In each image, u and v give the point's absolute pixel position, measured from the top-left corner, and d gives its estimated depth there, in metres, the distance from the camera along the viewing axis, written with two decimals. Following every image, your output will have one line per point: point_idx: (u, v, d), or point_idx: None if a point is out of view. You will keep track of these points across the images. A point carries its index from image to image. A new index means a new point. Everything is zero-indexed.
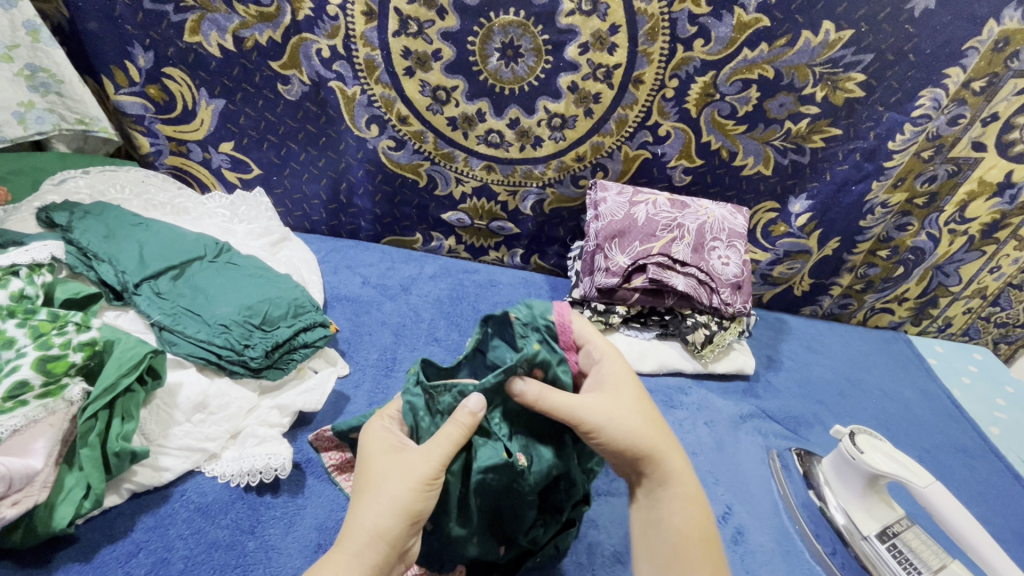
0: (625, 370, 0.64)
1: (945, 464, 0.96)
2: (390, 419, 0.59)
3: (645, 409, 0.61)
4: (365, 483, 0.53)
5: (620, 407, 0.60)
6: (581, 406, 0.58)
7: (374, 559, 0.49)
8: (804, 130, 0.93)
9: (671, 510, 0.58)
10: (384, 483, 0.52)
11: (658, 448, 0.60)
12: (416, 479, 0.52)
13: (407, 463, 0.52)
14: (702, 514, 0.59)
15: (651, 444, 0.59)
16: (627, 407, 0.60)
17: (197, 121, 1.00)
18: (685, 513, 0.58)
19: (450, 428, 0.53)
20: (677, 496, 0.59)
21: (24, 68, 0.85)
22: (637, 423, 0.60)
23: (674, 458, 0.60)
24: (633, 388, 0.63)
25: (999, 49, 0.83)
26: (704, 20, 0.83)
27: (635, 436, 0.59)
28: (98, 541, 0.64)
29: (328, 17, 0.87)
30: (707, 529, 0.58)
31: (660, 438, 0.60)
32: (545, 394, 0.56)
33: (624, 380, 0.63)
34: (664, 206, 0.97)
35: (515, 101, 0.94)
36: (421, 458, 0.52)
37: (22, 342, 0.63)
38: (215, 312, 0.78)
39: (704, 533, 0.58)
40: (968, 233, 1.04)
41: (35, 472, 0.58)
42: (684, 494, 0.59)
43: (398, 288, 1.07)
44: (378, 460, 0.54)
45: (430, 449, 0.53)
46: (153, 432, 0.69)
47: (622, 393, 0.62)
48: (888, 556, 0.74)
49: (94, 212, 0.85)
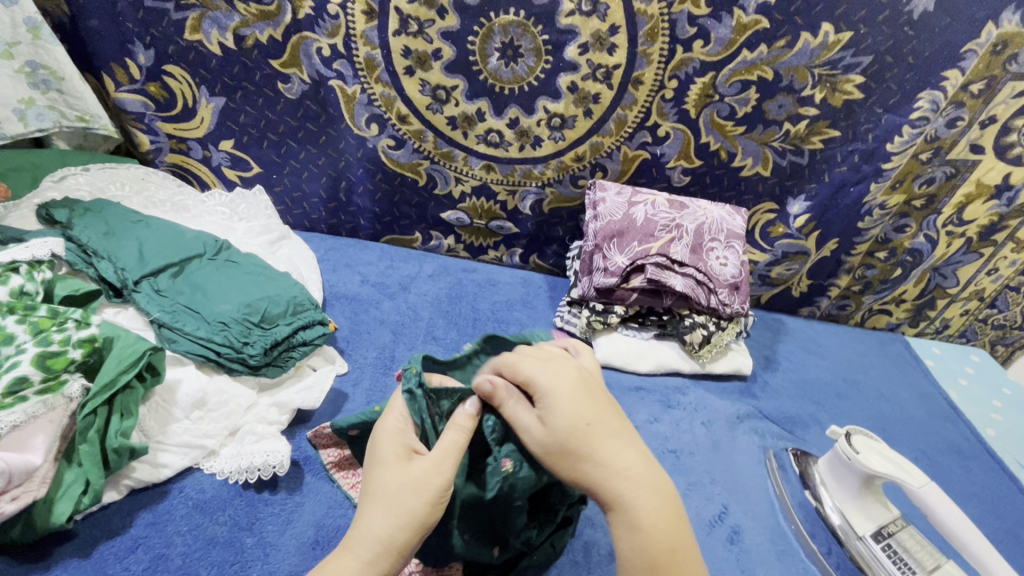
0: (554, 386, 0.56)
1: (941, 465, 0.96)
2: (401, 417, 0.59)
3: (574, 428, 0.54)
4: (376, 488, 0.53)
5: (546, 434, 0.54)
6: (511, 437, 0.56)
7: (384, 568, 0.50)
8: (803, 132, 0.93)
9: (617, 538, 0.52)
10: (397, 492, 0.52)
11: (594, 475, 0.53)
12: (429, 490, 0.52)
13: (420, 473, 0.53)
14: (655, 544, 0.50)
15: (582, 466, 0.53)
16: (554, 433, 0.54)
17: (197, 119, 1.00)
18: (629, 541, 0.51)
19: (457, 436, 0.56)
20: (625, 524, 0.51)
21: (25, 65, 0.85)
22: (564, 450, 0.53)
23: (618, 475, 0.53)
24: (561, 405, 0.55)
25: (997, 52, 0.83)
26: (704, 21, 0.83)
27: (563, 465, 0.53)
28: (96, 537, 0.64)
29: (329, 16, 0.87)
30: (659, 560, 0.50)
31: (594, 460, 0.53)
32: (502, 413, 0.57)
33: (549, 400, 0.55)
34: (663, 207, 0.97)
35: (514, 101, 0.94)
36: (435, 468, 0.53)
37: (21, 338, 0.63)
38: (215, 309, 0.79)
39: (653, 566, 0.49)
40: (965, 235, 1.05)
41: (35, 468, 0.58)
42: (632, 524, 0.51)
43: (396, 287, 1.07)
44: (389, 466, 0.54)
45: (442, 459, 0.54)
46: (152, 428, 0.70)
47: (548, 417, 0.55)
48: (883, 556, 0.74)
49: (94, 209, 0.85)
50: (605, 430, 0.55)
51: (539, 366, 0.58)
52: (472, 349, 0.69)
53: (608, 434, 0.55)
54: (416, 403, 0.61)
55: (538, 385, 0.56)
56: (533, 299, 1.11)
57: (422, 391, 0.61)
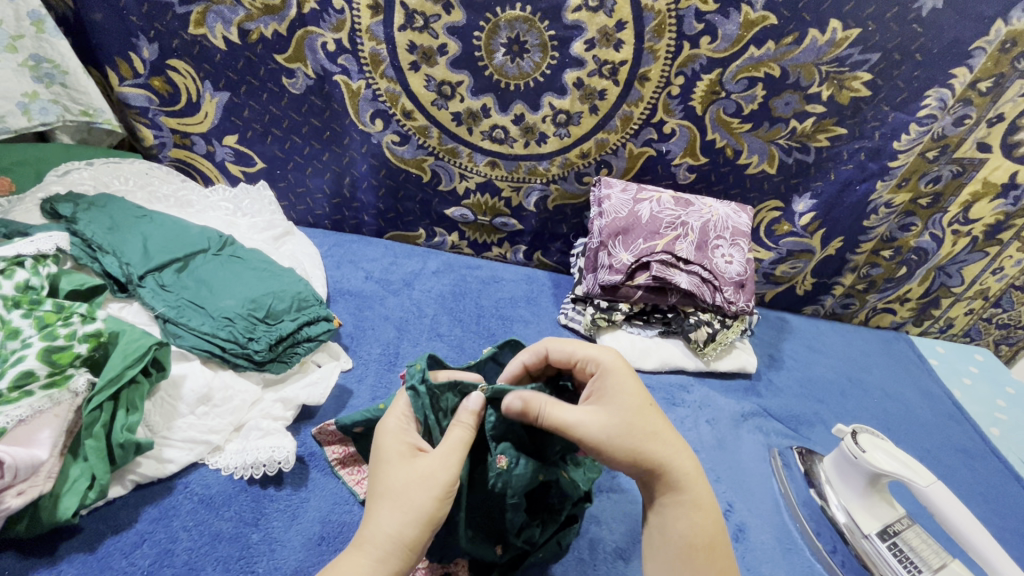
0: (618, 368, 0.62)
1: (945, 464, 0.96)
2: (403, 416, 0.60)
3: (641, 409, 0.59)
4: (385, 486, 0.53)
5: (617, 417, 0.58)
6: (574, 420, 0.57)
7: (396, 566, 0.50)
8: (809, 129, 0.93)
9: (677, 516, 0.57)
10: (405, 489, 0.52)
11: (662, 455, 0.57)
12: (437, 485, 0.52)
13: (428, 469, 0.53)
14: (711, 521, 0.57)
15: (651, 447, 0.57)
16: (624, 413, 0.58)
17: (201, 114, 1.00)
18: (691, 519, 0.56)
19: (461, 433, 0.57)
20: (687, 504, 0.57)
21: (29, 58, 0.85)
22: (635, 429, 0.57)
23: (679, 456, 0.59)
24: (627, 385, 0.60)
25: (1005, 49, 0.83)
26: (711, 17, 0.83)
27: (635, 444, 0.57)
28: (102, 532, 0.64)
29: (334, 11, 0.87)
30: (715, 536, 0.56)
31: (662, 441, 0.58)
32: (547, 406, 0.57)
33: (614, 381, 0.61)
34: (669, 204, 0.97)
35: (519, 97, 0.94)
36: (441, 464, 0.54)
37: (27, 332, 0.64)
38: (220, 305, 0.78)
39: (711, 541, 0.56)
40: (971, 233, 1.05)
41: (41, 462, 0.58)
42: (692, 502, 0.57)
43: (400, 283, 1.07)
44: (396, 465, 0.54)
45: (448, 455, 0.55)
46: (157, 424, 0.69)
47: (615, 397, 0.60)
48: (888, 556, 0.74)
49: (98, 204, 0.85)
50: (664, 415, 0.61)
51: (600, 349, 0.63)
52: (491, 353, 0.70)
53: (665, 418, 0.61)
54: (421, 400, 0.60)
55: (604, 365, 0.62)
56: (537, 297, 1.11)
57: (426, 387, 0.60)
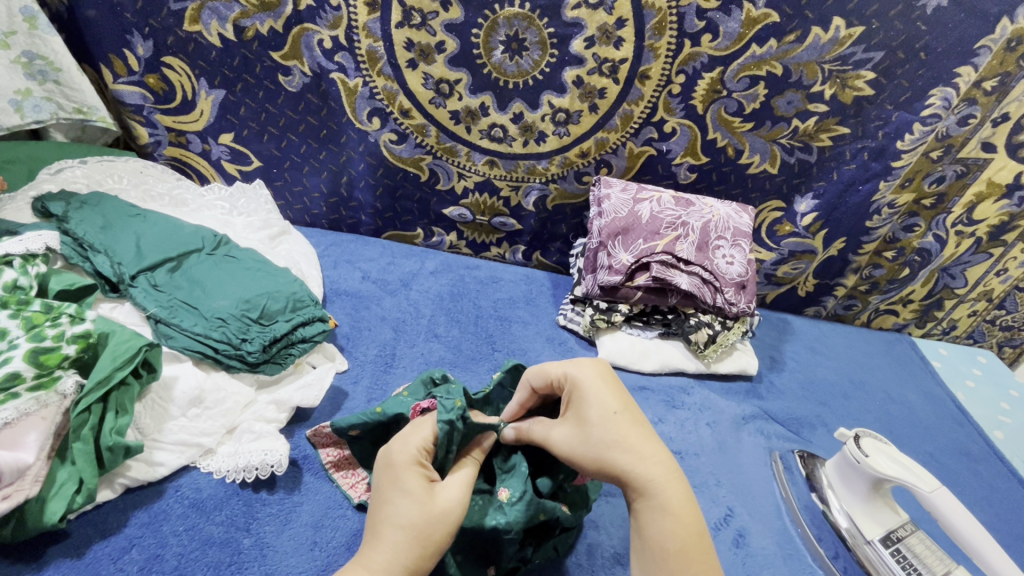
0: (589, 379, 0.60)
1: (949, 468, 0.95)
2: (424, 446, 0.57)
3: (604, 418, 0.57)
4: (402, 513, 0.51)
5: (582, 428, 0.58)
6: (550, 435, 0.60)
7: None
8: (812, 129, 0.92)
9: (650, 522, 0.53)
10: (423, 520, 0.51)
11: (626, 460, 0.55)
12: (453, 521, 0.52)
13: (448, 504, 0.53)
14: (685, 527, 0.52)
15: (614, 455, 0.55)
16: (589, 424, 0.58)
17: (196, 112, 0.99)
18: (660, 525, 0.52)
19: (470, 472, 0.58)
20: (656, 509, 0.53)
21: (21, 55, 0.84)
22: (597, 436, 0.56)
23: (647, 461, 0.55)
24: (594, 396, 0.59)
25: (1011, 48, 0.81)
26: (713, 14, 0.82)
27: (599, 451, 0.56)
28: (90, 536, 0.63)
29: (330, 8, 0.85)
30: (690, 542, 0.51)
31: (628, 446, 0.55)
32: (532, 425, 0.62)
33: (582, 393, 0.60)
34: (669, 204, 0.96)
35: (519, 95, 0.92)
36: (459, 501, 0.53)
37: (15, 333, 0.62)
38: (213, 305, 0.77)
39: (684, 549, 0.51)
40: (975, 234, 1.03)
41: (27, 466, 0.57)
42: (662, 507, 0.53)
43: (398, 284, 1.06)
44: (414, 493, 0.52)
45: (464, 494, 0.55)
46: (147, 426, 0.68)
47: (583, 409, 0.59)
48: (891, 561, 0.72)
49: (91, 202, 0.84)
50: (635, 421, 0.58)
51: (572, 364, 0.62)
52: (496, 379, 0.69)
53: (638, 424, 0.57)
54: (451, 436, 0.57)
55: (574, 379, 0.61)
56: (536, 297, 1.10)
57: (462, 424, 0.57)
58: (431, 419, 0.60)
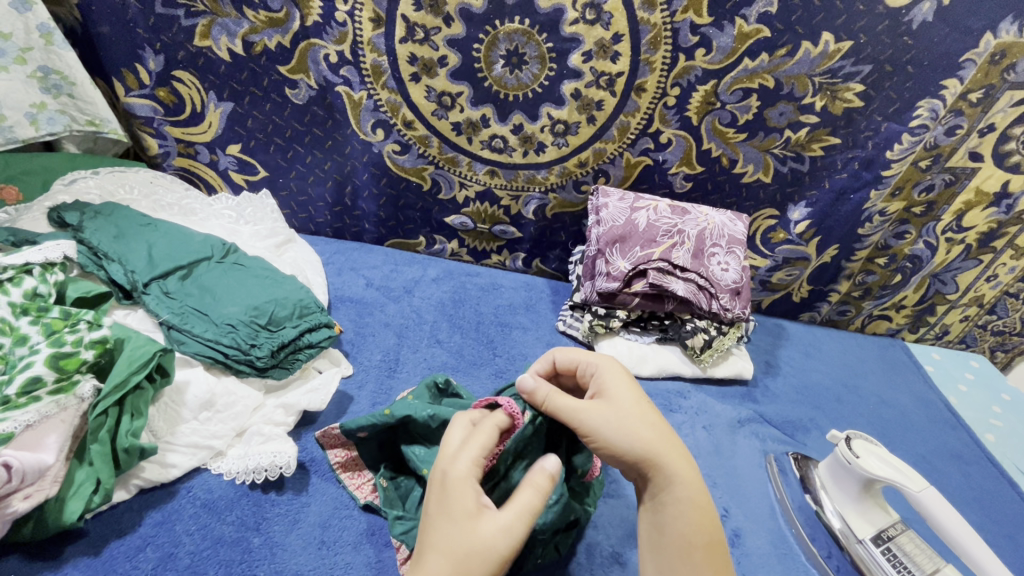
0: (618, 371, 0.63)
1: (941, 470, 0.97)
2: (472, 465, 0.55)
3: (637, 406, 0.59)
4: (445, 536, 0.50)
5: (616, 408, 0.59)
6: (579, 408, 0.59)
7: None
8: (804, 139, 0.94)
9: (675, 513, 0.55)
10: (461, 549, 0.49)
11: (659, 450, 0.57)
12: (495, 555, 0.50)
13: (495, 535, 0.50)
14: (709, 522, 0.55)
15: (650, 442, 0.57)
16: (622, 408, 0.59)
17: (205, 123, 1.02)
18: (687, 519, 0.54)
19: (529, 497, 0.53)
20: (684, 500, 0.55)
21: (37, 70, 0.86)
22: (633, 418, 0.58)
23: (679, 455, 0.57)
24: (625, 385, 0.61)
25: (996, 61, 0.84)
26: (706, 30, 0.85)
27: (635, 432, 0.57)
28: (106, 535, 0.65)
29: (336, 24, 0.88)
30: (714, 535, 0.55)
31: (662, 435, 0.58)
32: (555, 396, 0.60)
33: (616, 381, 0.61)
34: (665, 212, 0.98)
35: (518, 108, 0.95)
36: (503, 532, 0.51)
37: (35, 338, 0.65)
38: (223, 312, 0.80)
39: (709, 542, 0.54)
40: (965, 241, 1.06)
41: (47, 467, 0.58)
42: (690, 501, 0.55)
43: (401, 290, 1.08)
44: (455, 520, 0.51)
45: (513, 523, 0.51)
46: (161, 429, 0.70)
47: (618, 394, 0.60)
48: (882, 560, 0.74)
49: (104, 212, 0.86)
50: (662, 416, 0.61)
51: (599, 356, 0.65)
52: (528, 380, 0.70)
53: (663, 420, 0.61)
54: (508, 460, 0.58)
55: (601, 368, 0.63)
56: (536, 304, 1.12)
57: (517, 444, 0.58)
58: (482, 436, 0.57)
